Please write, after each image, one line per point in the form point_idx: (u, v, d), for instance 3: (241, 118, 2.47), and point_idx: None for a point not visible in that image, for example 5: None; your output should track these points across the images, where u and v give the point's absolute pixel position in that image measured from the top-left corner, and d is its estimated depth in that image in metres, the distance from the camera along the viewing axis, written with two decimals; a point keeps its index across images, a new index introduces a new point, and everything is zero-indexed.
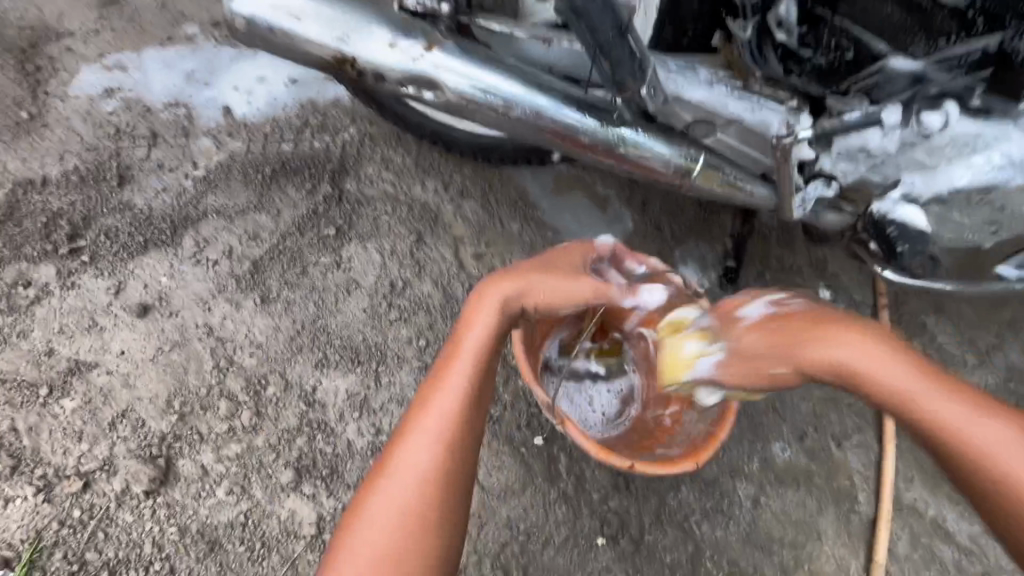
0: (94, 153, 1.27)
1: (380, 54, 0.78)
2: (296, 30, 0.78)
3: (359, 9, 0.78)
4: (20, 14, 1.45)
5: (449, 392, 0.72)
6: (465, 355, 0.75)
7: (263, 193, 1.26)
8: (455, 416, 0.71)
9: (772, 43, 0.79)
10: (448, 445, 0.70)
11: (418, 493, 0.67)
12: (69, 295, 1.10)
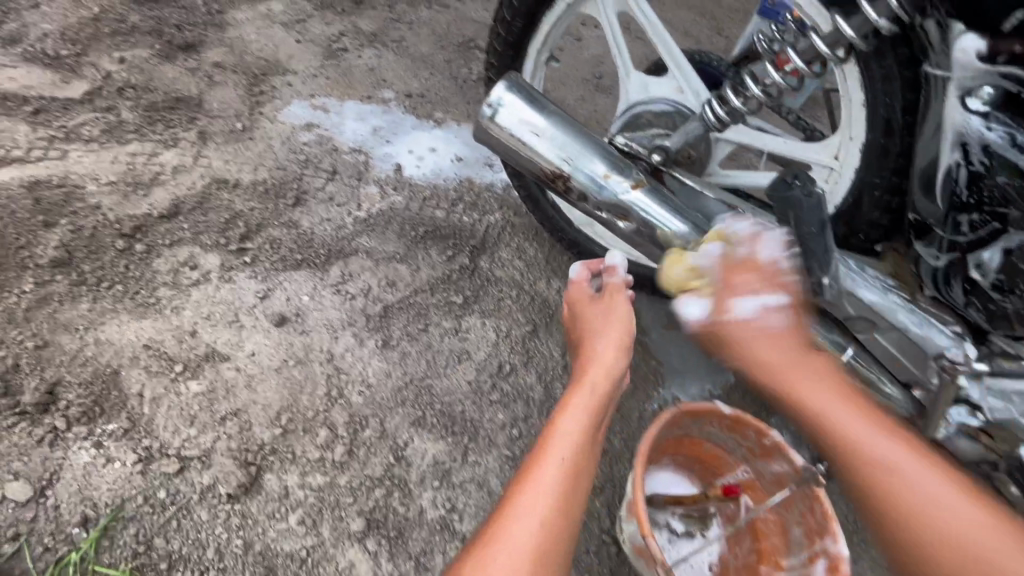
0: (282, 172, 1.44)
1: (593, 181, 0.90)
2: (531, 143, 0.89)
3: (587, 141, 0.90)
4: (261, 47, 1.73)
5: (562, 451, 0.83)
6: (566, 420, 0.87)
7: (410, 248, 1.37)
8: (570, 461, 0.82)
9: (962, 280, 0.79)
10: (570, 490, 0.80)
11: (546, 523, 0.76)
12: (223, 287, 1.20)
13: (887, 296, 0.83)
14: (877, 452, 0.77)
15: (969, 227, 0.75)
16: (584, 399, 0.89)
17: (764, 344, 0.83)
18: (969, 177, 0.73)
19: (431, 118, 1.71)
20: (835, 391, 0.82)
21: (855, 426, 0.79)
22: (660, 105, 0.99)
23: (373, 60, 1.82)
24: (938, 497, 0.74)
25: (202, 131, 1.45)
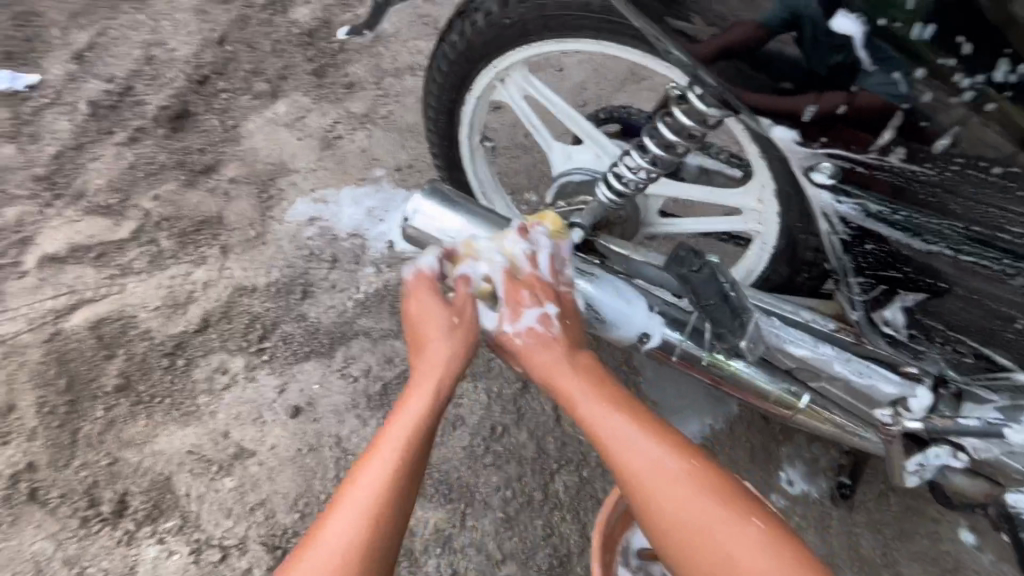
0: (291, 270, 1.62)
1: None
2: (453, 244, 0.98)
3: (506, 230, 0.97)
4: (268, 152, 1.94)
5: (367, 482, 0.74)
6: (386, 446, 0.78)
7: (404, 323, 1.49)
8: (392, 470, 0.76)
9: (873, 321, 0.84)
10: (396, 484, 0.75)
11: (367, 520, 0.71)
12: (248, 387, 1.39)
13: (817, 347, 0.85)
14: (632, 458, 0.77)
15: (864, 288, 0.83)
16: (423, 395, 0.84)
17: (540, 344, 0.87)
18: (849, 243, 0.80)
19: (419, 187, 1.82)
20: (637, 425, 0.80)
21: (641, 454, 0.77)
22: (580, 176, 1.02)
23: (365, 141, 1.97)
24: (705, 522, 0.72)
25: (224, 245, 1.67)
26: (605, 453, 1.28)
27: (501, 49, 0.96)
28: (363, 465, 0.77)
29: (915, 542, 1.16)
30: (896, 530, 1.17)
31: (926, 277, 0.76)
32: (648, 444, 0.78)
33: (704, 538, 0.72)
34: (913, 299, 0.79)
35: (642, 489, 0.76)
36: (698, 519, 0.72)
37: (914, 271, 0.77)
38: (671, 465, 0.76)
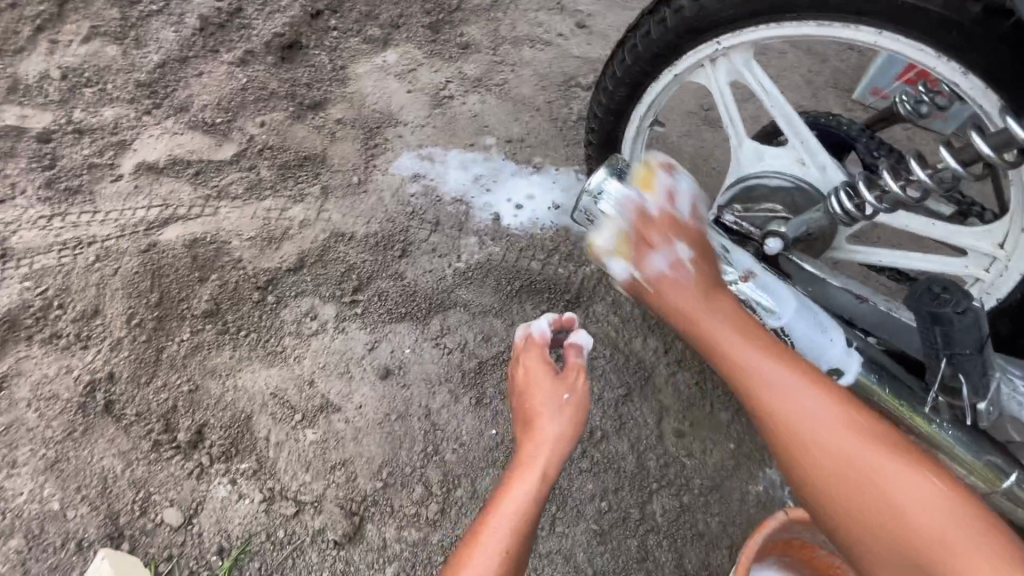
0: (391, 224, 1.54)
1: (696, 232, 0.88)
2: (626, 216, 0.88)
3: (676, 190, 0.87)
4: (376, 99, 1.86)
5: (503, 521, 0.88)
6: (520, 488, 0.92)
7: (506, 302, 1.40)
8: (516, 531, 0.88)
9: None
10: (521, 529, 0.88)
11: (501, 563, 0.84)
12: (337, 338, 1.32)
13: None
14: (785, 404, 0.74)
15: None
16: (546, 458, 0.97)
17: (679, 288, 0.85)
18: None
19: (530, 164, 1.73)
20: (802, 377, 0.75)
21: (804, 407, 0.73)
22: (778, 181, 0.91)
23: (477, 105, 1.88)
24: (887, 488, 0.68)
25: (325, 186, 1.60)
26: (709, 483, 1.18)
27: (733, 24, 0.86)
28: (488, 524, 0.88)
29: None
30: None
31: None
32: (811, 402, 0.73)
33: (851, 481, 0.69)
34: None
35: (783, 436, 0.74)
36: (868, 487, 0.69)
37: None
38: (845, 426, 0.72)
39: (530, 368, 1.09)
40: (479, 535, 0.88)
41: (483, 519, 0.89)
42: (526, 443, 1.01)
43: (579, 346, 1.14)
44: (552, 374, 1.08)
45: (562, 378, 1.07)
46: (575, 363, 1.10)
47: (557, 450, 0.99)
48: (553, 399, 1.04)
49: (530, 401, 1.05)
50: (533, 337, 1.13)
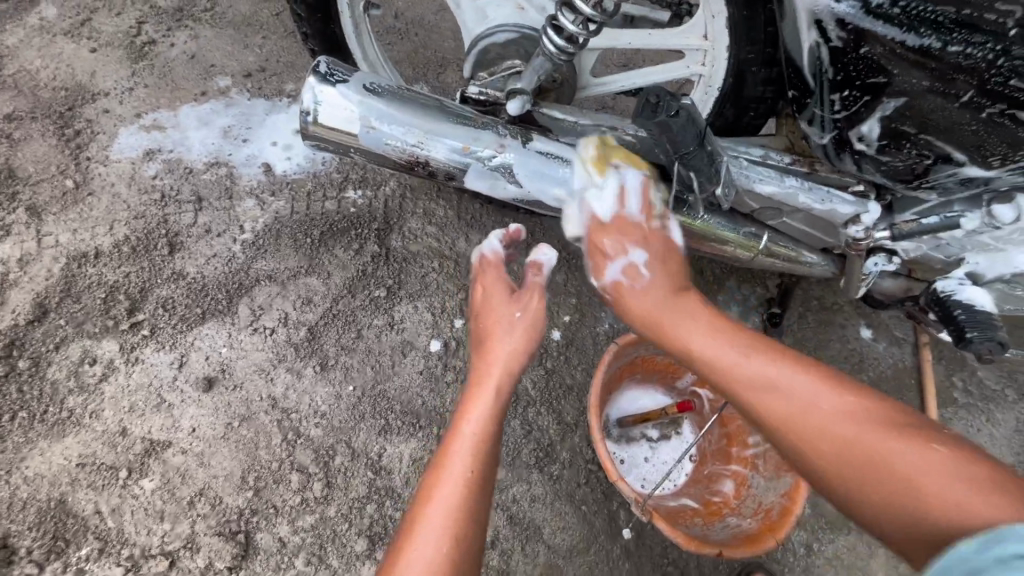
0: (143, 221, 1.28)
1: (446, 129, 0.78)
2: (410, 140, 0.77)
3: (394, 101, 0.76)
4: (52, 73, 1.43)
5: (461, 453, 0.77)
6: (478, 407, 0.83)
7: (313, 256, 1.28)
8: (477, 456, 0.77)
9: (883, 162, 0.74)
10: (483, 458, 0.78)
11: (462, 498, 0.74)
12: (133, 372, 1.13)
13: (783, 181, 0.80)
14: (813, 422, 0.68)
15: (841, 105, 0.71)
16: (499, 372, 0.88)
17: (636, 301, 0.81)
18: (902, 51, 0.63)
19: (283, 93, 1.49)
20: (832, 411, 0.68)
21: (841, 425, 0.67)
22: (504, 34, 0.87)
23: (190, 43, 1.53)
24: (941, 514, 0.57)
25: (31, 207, 1.26)
26: (564, 341, 1.26)
27: None
28: (438, 473, 0.76)
29: (828, 347, 1.34)
30: (817, 342, 1.35)
31: (897, 83, 0.66)
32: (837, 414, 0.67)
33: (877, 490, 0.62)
34: (892, 109, 0.68)
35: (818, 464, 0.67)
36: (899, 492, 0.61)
37: (895, 76, 0.66)
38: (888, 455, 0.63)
39: (481, 289, 1.01)
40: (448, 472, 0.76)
41: (442, 455, 0.78)
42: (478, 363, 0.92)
43: (541, 264, 1.02)
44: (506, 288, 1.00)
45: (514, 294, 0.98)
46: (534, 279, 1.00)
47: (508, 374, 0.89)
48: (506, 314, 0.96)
49: (482, 323, 0.97)
50: (486, 257, 1.04)
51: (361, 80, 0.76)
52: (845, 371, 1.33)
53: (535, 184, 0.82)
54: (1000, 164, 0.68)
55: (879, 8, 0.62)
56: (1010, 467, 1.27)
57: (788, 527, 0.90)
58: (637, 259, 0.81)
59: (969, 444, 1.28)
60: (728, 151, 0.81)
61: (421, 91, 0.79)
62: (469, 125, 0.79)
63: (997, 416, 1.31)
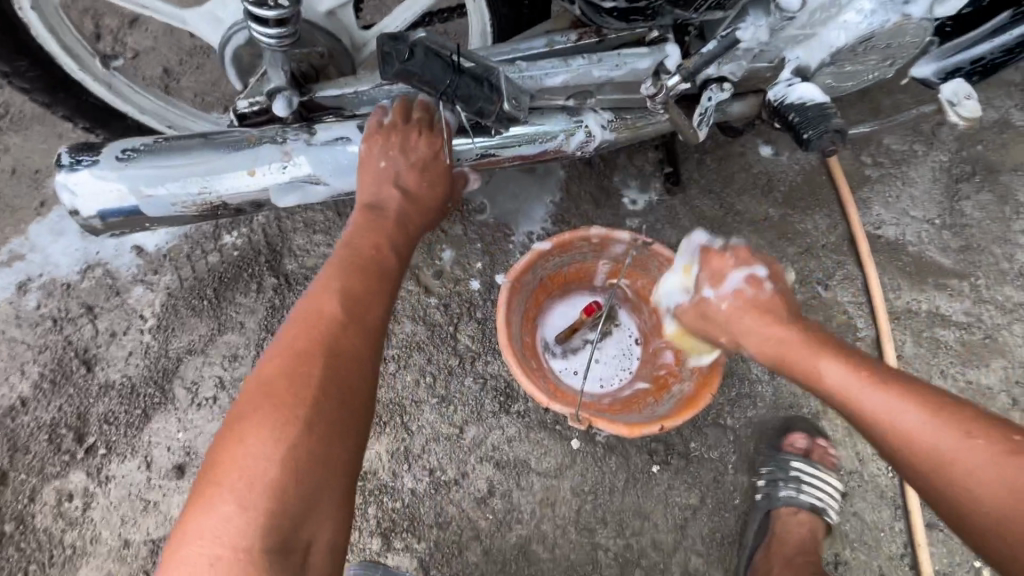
0: (49, 351, 1.27)
1: (222, 163, 0.74)
2: (193, 189, 0.74)
3: (156, 159, 0.72)
4: None
5: (324, 333, 0.67)
6: (347, 284, 0.71)
7: (220, 313, 1.27)
8: (340, 336, 0.67)
9: (641, 6, 0.69)
10: (349, 341, 0.67)
11: (312, 376, 0.64)
12: (110, 488, 1.18)
13: (569, 64, 0.74)
14: (899, 419, 0.67)
15: None
16: (371, 247, 0.75)
17: (762, 298, 0.85)
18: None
19: None
20: (911, 397, 0.68)
21: (905, 419, 0.67)
22: (242, 34, 0.79)
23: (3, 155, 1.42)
24: (984, 485, 0.61)
25: None
26: (485, 288, 1.27)
27: None
28: (297, 351, 0.65)
29: (735, 181, 1.32)
30: (724, 179, 1.32)
31: None
32: (940, 424, 0.65)
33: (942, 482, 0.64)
34: None
35: (904, 452, 0.66)
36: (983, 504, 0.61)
37: None
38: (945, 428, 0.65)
39: (391, 164, 0.77)
40: (296, 380, 0.63)
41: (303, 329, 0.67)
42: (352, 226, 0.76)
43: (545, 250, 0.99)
44: (412, 161, 0.78)
45: (412, 195, 0.79)
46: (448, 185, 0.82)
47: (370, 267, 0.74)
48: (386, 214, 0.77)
49: (368, 184, 0.78)
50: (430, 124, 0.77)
51: (112, 152, 0.71)
52: (759, 197, 1.31)
53: (342, 177, 0.79)
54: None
55: None
56: (937, 218, 1.29)
57: (718, 378, 0.96)
58: (760, 273, 0.86)
59: (894, 214, 1.29)
60: (501, 62, 0.74)
61: (180, 136, 0.74)
62: (244, 148, 0.75)
63: (913, 176, 1.32)
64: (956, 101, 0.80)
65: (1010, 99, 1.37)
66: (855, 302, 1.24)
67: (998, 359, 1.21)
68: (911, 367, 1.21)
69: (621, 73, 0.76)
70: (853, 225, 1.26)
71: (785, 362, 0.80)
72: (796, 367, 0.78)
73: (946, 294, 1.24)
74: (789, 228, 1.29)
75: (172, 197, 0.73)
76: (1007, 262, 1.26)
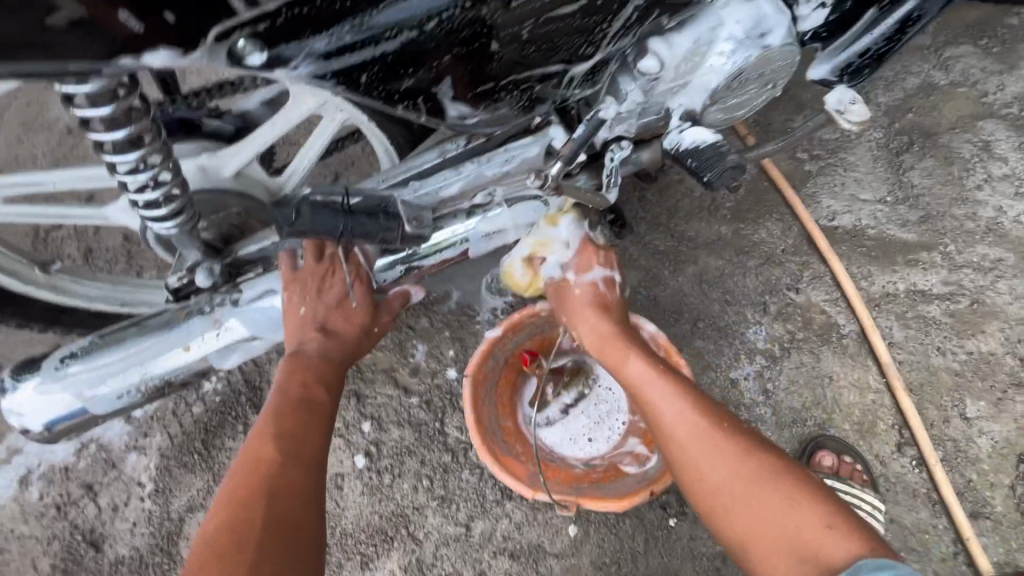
0: (57, 540, 1.27)
1: (156, 347, 0.76)
2: (134, 378, 0.76)
3: (92, 359, 0.74)
4: None
5: (261, 469, 0.64)
6: (282, 419, 0.69)
7: (213, 463, 1.28)
8: (279, 470, 0.64)
9: (503, 111, 0.66)
10: (286, 470, 0.64)
11: (257, 519, 0.59)
12: None
13: (460, 172, 0.76)
14: (685, 436, 0.79)
15: (416, 114, 0.60)
16: (301, 382, 0.73)
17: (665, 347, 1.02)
18: (425, 38, 0.53)
19: None
20: (715, 430, 0.78)
21: (708, 447, 0.77)
22: None
23: None
24: (754, 510, 0.72)
25: None
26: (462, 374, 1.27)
27: None
28: (233, 498, 0.61)
29: (681, 207, 1.32)
30: (669, 208, 1.32)
31: (438, 65, 0.55)
32: (745, 454, 0.76)
33: (736, 505, 0.73)
34: (460, 87, 0.59)
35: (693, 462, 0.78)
36: (759, 526, 0.71)
37: (429, 67, 0.55)
38: (776, 482, 0.73)
39: (316, 316, 0.77)
40: (240, 523, 0.59)
41: (236, 477, 0.64)
42: (280, 371, 0.74)
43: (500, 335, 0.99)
44: (332, 302, 0.77)
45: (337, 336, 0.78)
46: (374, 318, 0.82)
47: (307, 400, 0.73)
48: (313, 352, 0.76)
49: (292, 336, 0.77)
50: (348, 277, 0.78)
51: (50, 363, 0.74)
52: (708, 218, 1.31)
53: (278, 328, 0.81)
54: (591, 46, 0.65)
55: (334, 47, 0.50)
56: (888, 196, 1.27)
57: None
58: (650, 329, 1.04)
59: (844, 202, 1.28)
60: (393, 186, 0.75)
61: (113, 328, 0.76)
62: (174, 327, 0.77)
63: (852, 160, 1.31)
64: (842, 108, 0.78)
65: (925, 63, 1.38)
66: (830, 299, 1.22)
67: (992, 322, 1.17)
68: (907, 352, 1.17)
69: (514, 166, 0.78)
70: (806, 224, 1.26)
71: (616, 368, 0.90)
72: (623, 379, 0.88)
73: (920, 269, 1.22)
74: (744, 242, 1.28)
75: (117, 388, 0.75)
76: (971, 222, 1.23)
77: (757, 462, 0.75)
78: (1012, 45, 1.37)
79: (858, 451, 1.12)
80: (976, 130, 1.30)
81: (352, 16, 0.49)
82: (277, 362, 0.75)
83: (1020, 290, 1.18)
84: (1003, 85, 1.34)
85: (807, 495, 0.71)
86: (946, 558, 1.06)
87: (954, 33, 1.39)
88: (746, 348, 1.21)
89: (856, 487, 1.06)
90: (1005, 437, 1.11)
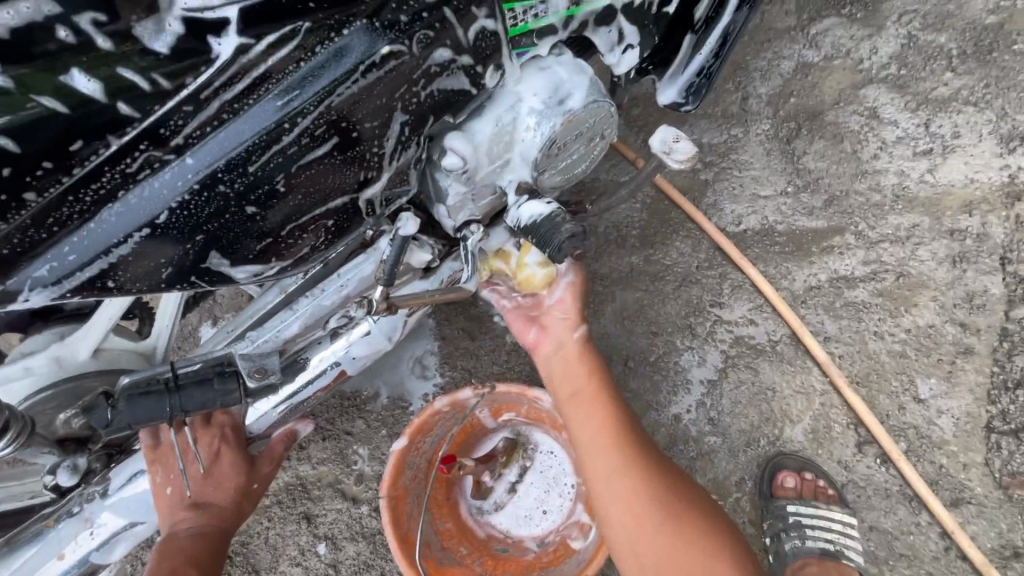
0: None
1: (29, 561, 0.74)
2: None
3: None
4: None
5: None
6: None
7: None
8: None
9: (304, 252, 0.64)
10: None
11: None
12: None
13: (295, 309, 0.73)
14: (616, 484, 0.83)
15: (199, 287, 0.59)
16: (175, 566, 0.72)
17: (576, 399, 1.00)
18: (164, 229, 0.51)
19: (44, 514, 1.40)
20: (638, 478, 0.83)
21: (634, 490, 0.82)
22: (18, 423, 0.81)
23: None
24: (660, 557, 0.78)
25: None
26: None
27: None
28: None
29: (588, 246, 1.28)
30: None
31: (193, 244, 0.54)
32: (666, 498, 0.82)
33: (657, 562, 0.78)
34: (235, 252, 0.57)
35: (618, 506, 0.82)
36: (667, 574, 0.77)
37: (183, 249, 0.54)
38: (689, 529, 0.80)
39: (185, 494, 0.76)
40: None
41: None
42: (153, 560, 0.74)
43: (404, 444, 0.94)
44: (198, 476, 0.77)
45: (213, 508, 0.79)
46: (251, 478, 0.82)
47: None
48: (186, 532, 0.76)
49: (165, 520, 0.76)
50: (212, 448, 0.78)
51: None
52: (616, 250, 1.27)
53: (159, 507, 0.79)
54: (373, 170, 0.62)
55: (59, 266, 0.49)
56: (788, 186, 1.24)
57: None
58: (542, 399, 0.98)
59: (746, 204, 1.25)
60: (232, 343, 0.73)
61: None
62: (43, 537, 0.74)
63: (745, 159, 1.28)
64: (668, 149, 0.78)
65: (795, 44, 1.35)
66: (754, 307, 1.17)
67: (923, 293, 1.11)
68: (844, 345, 1.11)
69: (353, 287, 0.75)
70: (713, 235, 1.22)
71: (571, 407, 0.91)
72: (569, 416, 0.90)
73: (837, 255, 1.17)
74: (658, 266, 1.24)
75: None
76: (876, 194, 1.19)
77: (668, 497, 0.83)
78: (876, 7, 1.34)
79: (817, 462, 1.06)
80: (860, 99, 1.27)
81: (65, 237, 0.49)
82: (150, 551, 0.75)
83: (943, 252, 1.13)
84: (876, 48, 1.31)
85: (704, 523, 0.81)
86: (940, 557, 0.98)
87: (816, 8, 1.37)
88: (683, 378, 1.15)
89: (821, 506, 1.03)
90: (965, 412, 1.04)
